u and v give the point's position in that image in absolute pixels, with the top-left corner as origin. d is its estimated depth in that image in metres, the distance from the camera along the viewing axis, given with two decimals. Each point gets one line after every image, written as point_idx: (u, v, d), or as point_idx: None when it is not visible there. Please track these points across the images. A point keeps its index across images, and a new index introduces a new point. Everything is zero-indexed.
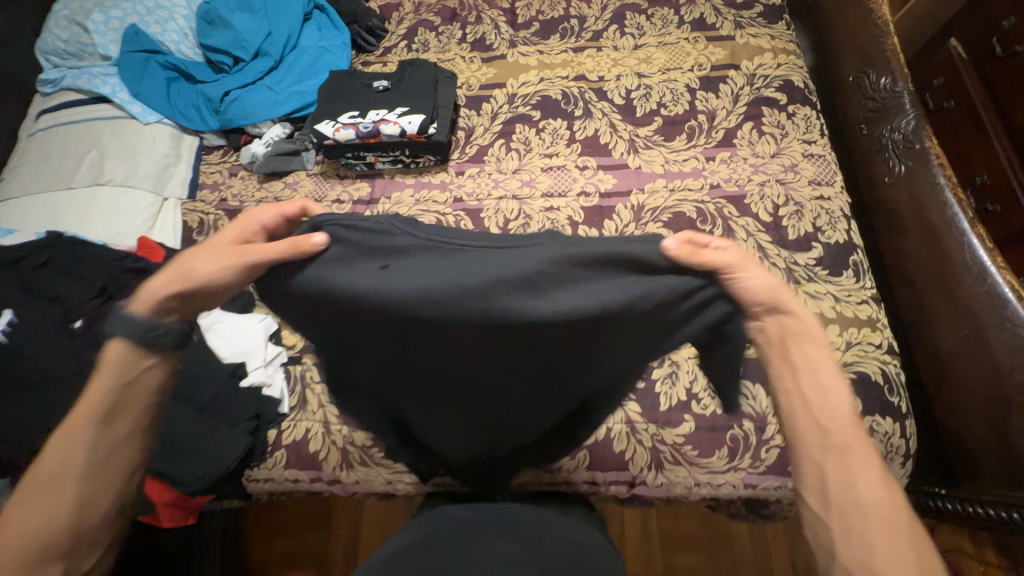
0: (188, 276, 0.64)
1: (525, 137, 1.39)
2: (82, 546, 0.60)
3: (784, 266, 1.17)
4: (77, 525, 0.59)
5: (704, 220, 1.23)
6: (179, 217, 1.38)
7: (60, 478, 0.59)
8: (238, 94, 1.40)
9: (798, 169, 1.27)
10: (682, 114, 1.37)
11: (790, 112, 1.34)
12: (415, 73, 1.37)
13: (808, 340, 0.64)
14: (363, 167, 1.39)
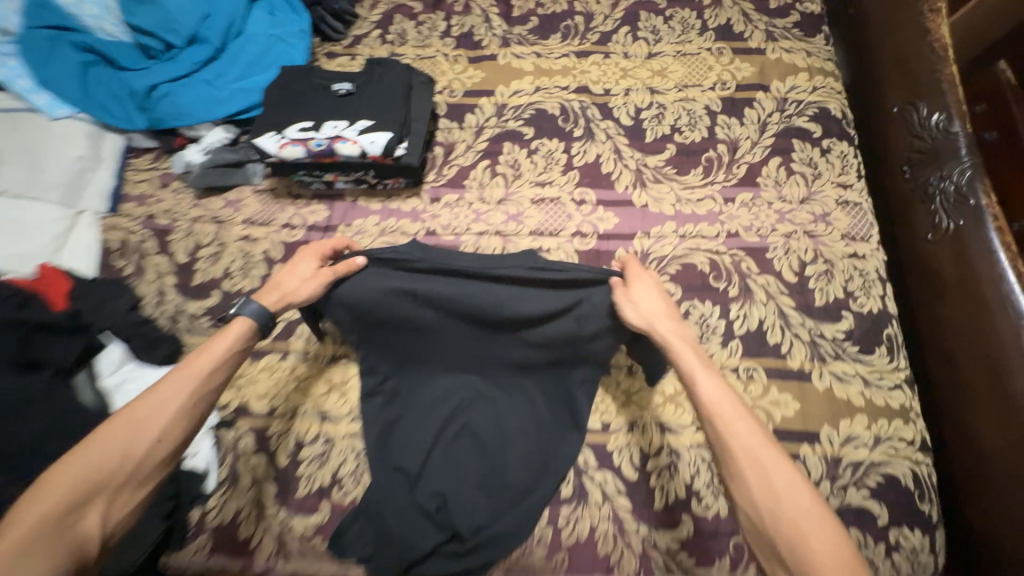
0: (286, 293, 0.83)
1: (515, 159, 1.18)
2: (131, 485, 0.66)
3: (808, 338, 0.99)
4: (140, 455, 0.67)
5: (718, 277, 1.05)
6: (96, 235, 1.14)
7: (152, 415, 0.69)
8: (168, 89, 1.15)
9: (829, 219, 1.09)
10: (699, 142, 1.17)
11: (824, 147, 1.15)
12: (386, 76, 1.12)
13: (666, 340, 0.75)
14: (321, 186, 1.17)
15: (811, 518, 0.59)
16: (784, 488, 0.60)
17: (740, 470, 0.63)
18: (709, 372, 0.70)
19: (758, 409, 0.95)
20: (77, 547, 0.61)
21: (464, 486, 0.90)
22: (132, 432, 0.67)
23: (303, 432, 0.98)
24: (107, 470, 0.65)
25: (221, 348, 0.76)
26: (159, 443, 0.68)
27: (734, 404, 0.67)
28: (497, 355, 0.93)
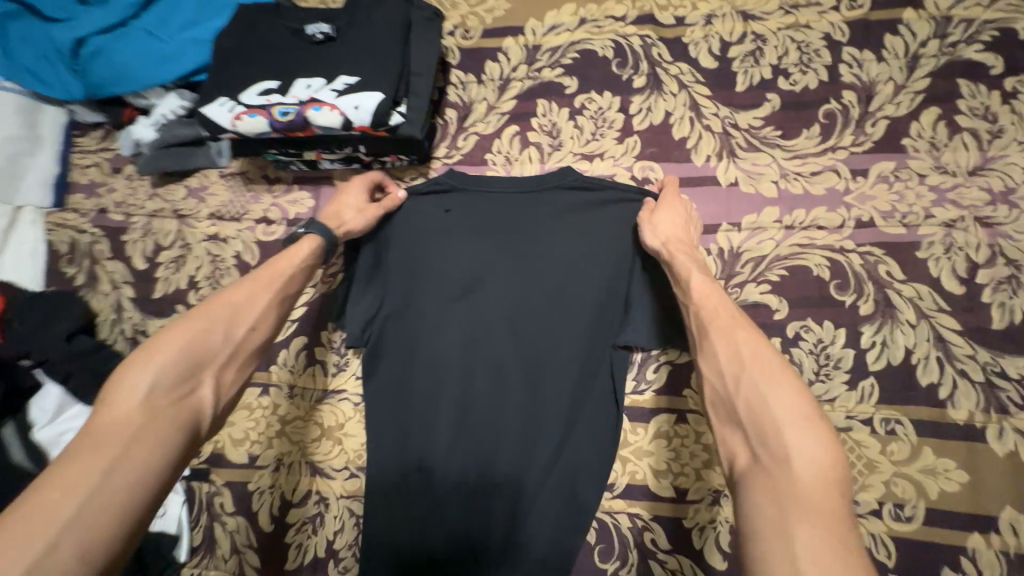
0: (343, 221, 0.75)
1: (552, 123, 0.88)
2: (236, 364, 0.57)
3: (978, 378, 0.69)
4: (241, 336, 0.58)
5: (843, 286, 0.75)
6: (41, 237, 0.95)
7: (239, 302, 0.60)
8: (101, 44, 0.89)
9: (1014, 200, 0.74)
10: (815, 90, 0.82)
11: (1008, 90, 0.78)
12: (376, 10, 0.81)
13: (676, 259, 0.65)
14: (301, 167, 0.91)
15: (798, 424, 0.43)
16: (766, 382, 0.46)
17: (712, 352, 0.52)
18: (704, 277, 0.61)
19: (902, 480, 0.68)
20: (192, 418, 0.52)
21: (494, 494, 0.72)
22: (229, 313, 0.58)
23: (290, 489, 0.79)
24: (210, 348, 0.55)
25: (293, 260, 0.66)
26: (254, 329, 0.59)
27: (715, 297, 0.57)
28: (517, 290, 0.77)
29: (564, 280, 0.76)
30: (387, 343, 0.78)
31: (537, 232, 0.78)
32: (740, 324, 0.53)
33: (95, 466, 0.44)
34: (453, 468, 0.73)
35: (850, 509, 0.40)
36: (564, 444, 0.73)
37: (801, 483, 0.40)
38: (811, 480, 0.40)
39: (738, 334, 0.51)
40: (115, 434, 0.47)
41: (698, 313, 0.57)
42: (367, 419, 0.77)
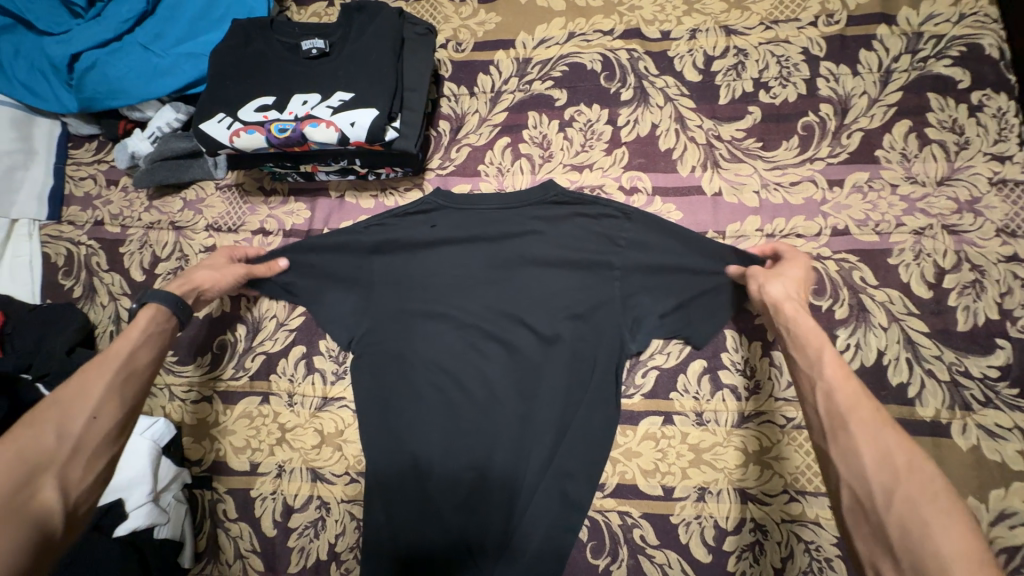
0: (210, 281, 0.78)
1: (543, 134, 0.91)
2: (83, 457, 0.55)
3: (945, 378, 0.73)
4: (82, 430, 0.56)
5: (820, 291, 0.78)
6: (37, 248, 0.96)
7: (85, 393, 0.58)
8: (94, 58, 0.90)
9: (979, 208, 0.79)
10: (794, 103, 0.86)
11: (974, 104, 0.82)
12: (369, 26, 0.82)
13: (796, 329, 0.60)
14: (298, 178, 0.92)
15: (973, 571, 0.38)
16: (926, 506, 0.42)
17: (857, 456, 0.47)
18: (836, 357, 0.55)
19: None
20: (33, 525, 0.49)
21: (490, 496, 0.76)
22: (64, 412, 0.56)
23: (291, 495, 0.81)
24: (45, 450, 0.53)
25: (135, 339, 0.65)
26: (95, 420, 0.57)
27: (852, 386, 0.52)
28: (509, 300, 0.81)
29: (552, 289, 0.80)
30: (379, 354, 0.81)
31: (521, 245, 0.82)
32: (884, 426, 0.48)
33: None
34: (451, 473, 0.76)
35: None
36: (557, 444, 0.76)
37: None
38: None
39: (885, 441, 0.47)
40: None
41: (831, 402, 0.51)
42: (361, 428, 0.80)
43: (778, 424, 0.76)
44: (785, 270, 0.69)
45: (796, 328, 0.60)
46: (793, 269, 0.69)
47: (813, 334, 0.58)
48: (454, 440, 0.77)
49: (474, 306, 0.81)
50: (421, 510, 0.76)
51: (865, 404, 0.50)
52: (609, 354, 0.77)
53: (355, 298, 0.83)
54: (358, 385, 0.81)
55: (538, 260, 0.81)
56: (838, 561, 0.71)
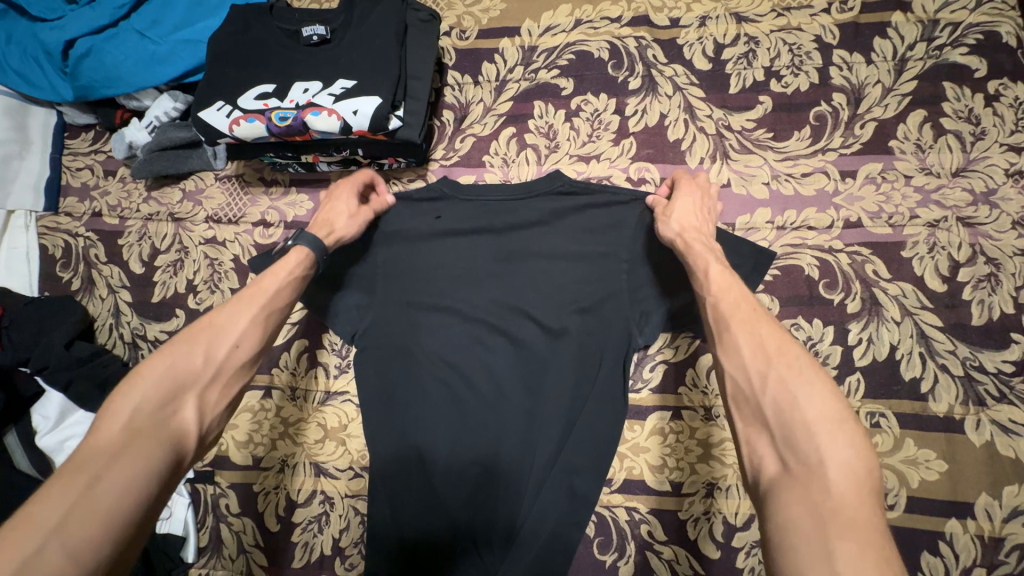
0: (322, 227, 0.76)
1: (549, 124, 0.89)
2: (222, 382, 0.54)
3: (960, 373, 0.72)
4: (224, 357, 0.55)
5: (832, 285, 0.77)
6: (35, 240, 0.94)
7: (233, 322, 0.57)
8: (90, 45, 0.87)
9: (996, 200, 0.77)
10: (806, 92, 0.84)
11: (991, 93, 0.81)
12: (371, 12, 0.80)
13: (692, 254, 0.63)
14: (299, 169, 0.91)
15: (831, 426, 0.41)
16: (800, 381, 0.44)
17: (737, 349, 0.49)
18: (719, 271, 0.58)
19: (887, 471, 0.71)
20: (175, 444, 0.48)
21: (496, 488, 0.75)
22: (213, 335, 0.55)
23: (294, 489, 0.80)
24: (192, 372, 0.52)
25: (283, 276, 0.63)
26: (237, 348, 0.56)
27: (736, 292, 0.55)
28: (515, 292, 0.80)
29: (560, 281, 0.79)
30: (384, 348, 0.80)
31: (529, 237, 0.81)
32: (761, 320, 0.50)
33: (72, 483, 0.42)
34: (455, 465, 0.76)
35: (881, 515, 0.38)
36: (565, 438, 0.75)
37: (835, 486, 0.38)
38: (846, 488, 0.38)
39: (767, 333, 0.49)
40: (93, 457, 0.44)
41: (721, 306, 0.54)
42: (366, 421, 0.79)
43: None
44: (682, 198, 0.72)
45: (688, 254, 0.63)
46: (686, 196, 0.72)
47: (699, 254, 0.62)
48: (455, 429, 0.77)
49: (479, 298, 0.80)
50: (422, 500, 0.75)
51: (745, 304, 0.52)
52: (619, 347, 0.76)
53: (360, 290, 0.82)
54: (362, 378, 0.81)
55: (545, 252, 0.80)
56: None
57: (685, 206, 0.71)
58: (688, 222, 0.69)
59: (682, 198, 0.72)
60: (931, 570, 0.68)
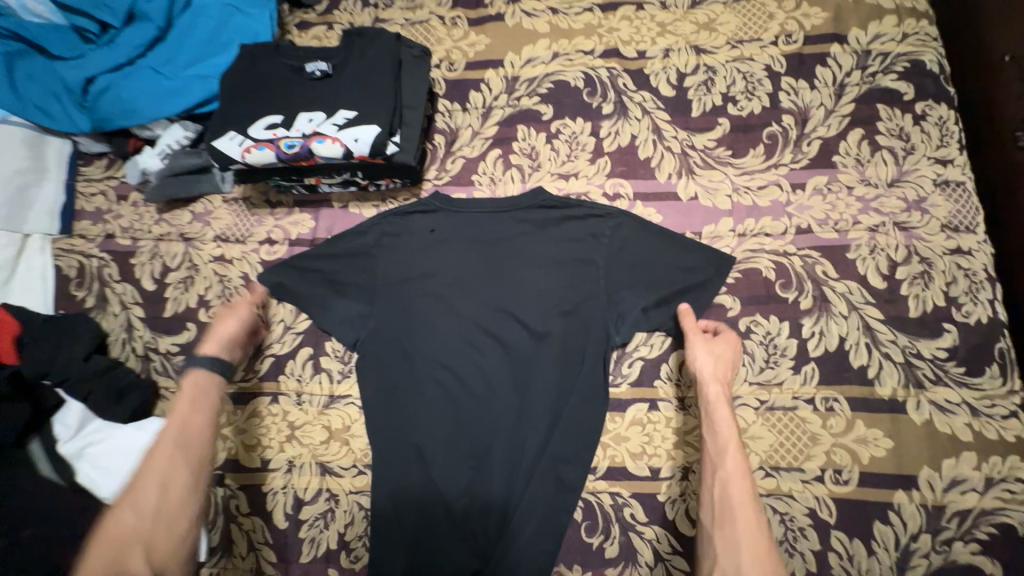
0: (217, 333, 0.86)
1: (532, 146, 0.98)
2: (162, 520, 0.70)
3: (901, 360, 0.81)
4: (156, 505, 0.71)
5: (787, 284, 0.86)
6: (50, 261, 1.00)
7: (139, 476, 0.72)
8: (109, 81, 0.96)
9: (926, 207, 0.87)
10: (759, 114, 0.95)
11: (918, 113, 0.92)
12: (369, 50, 0.89)
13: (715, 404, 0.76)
14: (302, 190, 0.98)
15: None
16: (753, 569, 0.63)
17: (727, 544, 0.67)
18: (736, 456, 0.71)
19: (841, 449, 0.79)
20: None
21: (490, 479, 0.81)
22: (133, 499, 0.70)
23: (301, 488, 0.86)
24: (132, 531, 0.69)
25: (184, 408, 0.78)
26: (166, 495, 0.71)
27: (737, 477, 0.70)
28: (503, 297, 0.88)
29: (544, 286, 0.87)
30: (384, 353, 0.88)
31: (515, 247, 0.90)
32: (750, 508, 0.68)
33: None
34: (451, 459, 0.82)
35: None
36: (551, 430, 0.82)
37: None
38: None
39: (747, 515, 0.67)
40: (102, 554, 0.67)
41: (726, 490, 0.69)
42: (369, 423, 0.85)
43: (752, 406, 0.82)
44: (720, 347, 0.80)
45: (710, 401, 0.76)
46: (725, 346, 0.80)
47: (727, 426, 0.73)
48: (451, 428, 0.83)
49: (471, 304, 0.88)
50: (422, 495, 0.81)
51: (736, 471, 0.70)
52: (599, 344, 0.84)
53: (362, 299, 0.90)
54: (364, 380, 0.87)
55: (529, 259, 0.89)
56: (811, 530, 0.77)
57: (709, 368, 0.78)
58: (712, 380, 0.77)
59: (718, 344, 0.80)
60: (882, 538, 0.76)
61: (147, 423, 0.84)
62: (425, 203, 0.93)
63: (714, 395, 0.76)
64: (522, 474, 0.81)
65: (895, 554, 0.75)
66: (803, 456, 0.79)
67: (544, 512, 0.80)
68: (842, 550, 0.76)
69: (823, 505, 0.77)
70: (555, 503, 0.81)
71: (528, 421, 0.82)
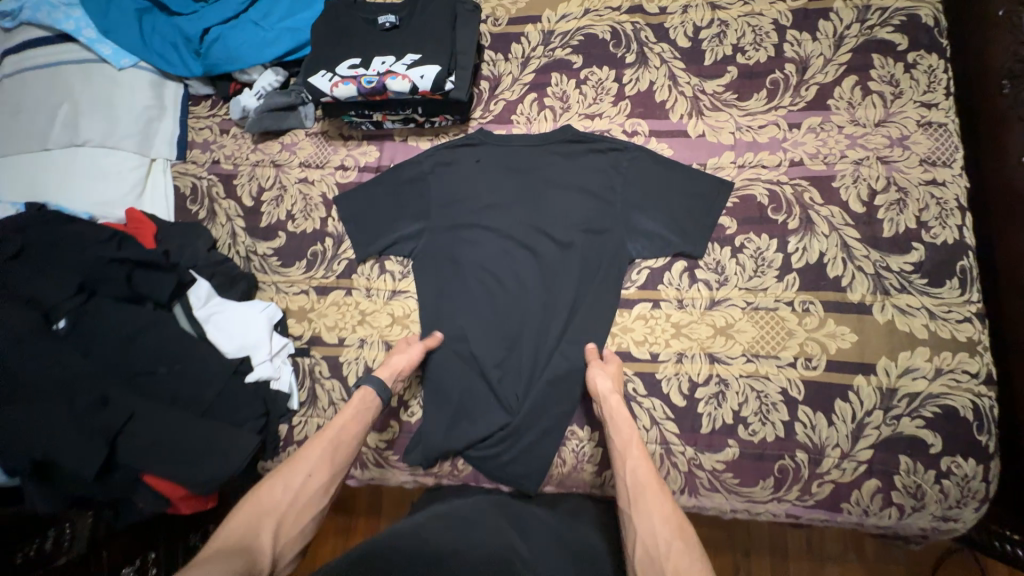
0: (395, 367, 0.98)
1: (563, 90, 1.14)
2: (296, 508, 0.80)
3: (871, 271, 0.96)
4: (299, 486, 0.81)
5: (778, 208, 1.01)
6: (170, 182, 1.23)
7: (297, 460, 0.85)
8: (219, 32, 1.17)
9: (908, 143, 1.00)
10: (764, 63, 1.08)
11: (909, 62, 1.03)
12: (429, 5, 1.08)
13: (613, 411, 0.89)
14: (370, 127, 1.18)
15: None
16: (666, 536, 0.72)
17: (646, 516, 0.75)
18: (639, 451, 0.83)
19: (812, 341, 0.95)
20: (255, 556, 0.72)
21: (519, 355, 1.02)
22: (287, 473, 0.83)
23: (370, 359, 1.07)
24: (276, 499, 0.79)
25: (347, 415, 0.91)
26: (310, 479, 0.83)
27: (643, 466, 0.81)
28: (534, 215, 1.07)
29: (569, 206, 1.05)
30: (436, 258, 1.09)
31: (544, 175, 1.08)
32: (652, 485, 0.79)
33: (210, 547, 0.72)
34: (487, 340, 1.03)
35: None
36: (569, 318, 1.01)
37: None
38: None
39: (655, 492, 0.78)
40: (248, 507, 0.78)
41: (635, 476, 0.81)
42: (423, 311, 1.07)
43: (740, 306, 0.98)
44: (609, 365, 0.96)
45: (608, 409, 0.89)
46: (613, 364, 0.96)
47: (625, 422, 0.87)
48: (489, 316, 1.04)
49: (506, 221, 1.07)
50: (463, 366, 1.03)
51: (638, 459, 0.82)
52: (613, 253, 1.03)
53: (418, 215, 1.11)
54: (419, 278, 1.09)
55: (557, 184, 1.07)
56: (782, 404, 0.94)
57: (605, 377, 0.92)
58: (611, 392, 0.90)
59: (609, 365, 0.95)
60: (842, 413, 0.92)
61: (251, 303, 1.08)
62: (471, 137, 1.12)
63: (610, 408, 0.88)
64: (544, 352, 1.01)
65: (851, 425, 0.91)
66: (780, 346, 0.96)
67: (563, 383, 1.00)
68: (807, 420, 0.92)
69: (794, 385, 0.94)
70: (571, 377, 1.00)
71: (551, 312, 1.02)
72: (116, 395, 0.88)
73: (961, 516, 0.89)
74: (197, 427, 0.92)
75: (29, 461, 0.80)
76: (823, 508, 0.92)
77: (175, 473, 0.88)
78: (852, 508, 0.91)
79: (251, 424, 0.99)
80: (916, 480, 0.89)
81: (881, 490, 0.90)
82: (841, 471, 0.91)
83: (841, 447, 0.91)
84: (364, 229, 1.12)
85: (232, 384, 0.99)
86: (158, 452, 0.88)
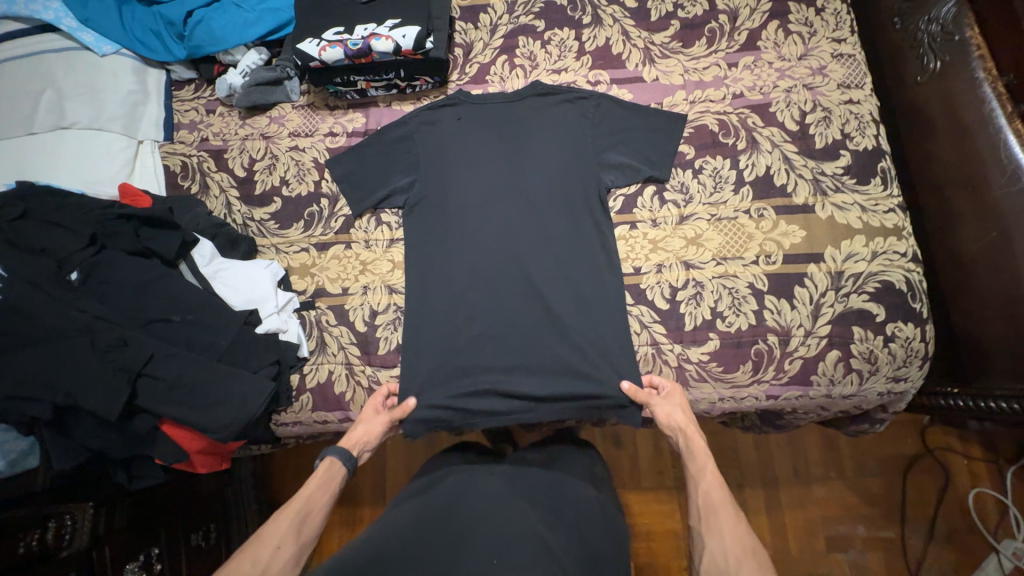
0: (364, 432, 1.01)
1: (530, 51, 1.27)
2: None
3: (810, 177, 1.11)
4: (268, 560, 0.79)
5: (727, 133, 1.16)
6: (159, 162, 1.25)
7: (262, 533, 0.82)
8: (202, 15, 1.24)
9: (826, 72, 1.18)
10: (701, 16, 1.25)
11: (819, 7, 1.22)
12: None
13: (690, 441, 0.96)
14: (355, 95, 1.27)
15: None
16: (736, 552, 0.79)
17: (717, 533, 0.82)
18: (712, 476, 0.90)
19: (769, 241, 1.08)
20: None
21: (510, 289, 1.11)
22: (255, 546, 0.80)
23: (375, 303, 1.14)
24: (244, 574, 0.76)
25: (312, 485, 0.90)
26: (278, 549, 0.80)
27: (715, 489, 0.88)
28: (515, 164, 1.17)
29: (546, 151, 1.16)
30: (426, 206, 1.18)
31: (522, 125, 1.19)
32: (728, 509, 0.85)
33: None
34: (480, 277, 1.12)
35: None
36: (554, 252, 1.12)
37: None
38: None
39: (728, 514, 0.84)
40: None
41: (708, 499, 0.87)
42: (416, 256, 1.15)
43: (706, 219, 1.11)
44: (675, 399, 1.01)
45: (687, 441, 0.95)
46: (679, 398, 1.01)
47: (702, 453, 0.93)
48: (477, 257, 1.13)
49: (490, 172, 1.17)
50: (458, 303, 1.12)
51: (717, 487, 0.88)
52: (587, 188, 1.14)
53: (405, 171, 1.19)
54: (410, 227, 1.17)
55: (533, 134, 1.18)
56: (751, 297, 1.06)
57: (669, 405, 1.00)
58: (684, 426, 0.97)
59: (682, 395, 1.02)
60: (801, 297, 1.05)
61: (255, 262, 1.13)
62: (451, 98, 1.22)
63: (688, 442, 0.96)
64: (533, 284, 1.10)
65: (810, 307, 1.05)
66: (743, 248, 1.09)
67: (550, 308, 1.09)
68: (773, 307, 1.05)
69: (759, 279, 1.07)
70: (554, 304, 1.09)
71: (536, 247, 1.12)
72: (134, 336, 0.94)
73: (908, 375, 1.04)
74: (214, 369, 0.96)
75: (52, 402, 0.86)
76: (796, 383, 1.05)
77: (193, 412, 0.92)
78: (820, 380, 1.04)
79: (265, 370, 1.02)
80: (869, 346, 1.03)
81: (842, 359, 1.03)
82: (807, 347, 1.04)
83: (804, 326, 1.04)
84: (356, 188, 1.19)
85: (244, 333, 1.03)
86: (175, 395, 0.93)
